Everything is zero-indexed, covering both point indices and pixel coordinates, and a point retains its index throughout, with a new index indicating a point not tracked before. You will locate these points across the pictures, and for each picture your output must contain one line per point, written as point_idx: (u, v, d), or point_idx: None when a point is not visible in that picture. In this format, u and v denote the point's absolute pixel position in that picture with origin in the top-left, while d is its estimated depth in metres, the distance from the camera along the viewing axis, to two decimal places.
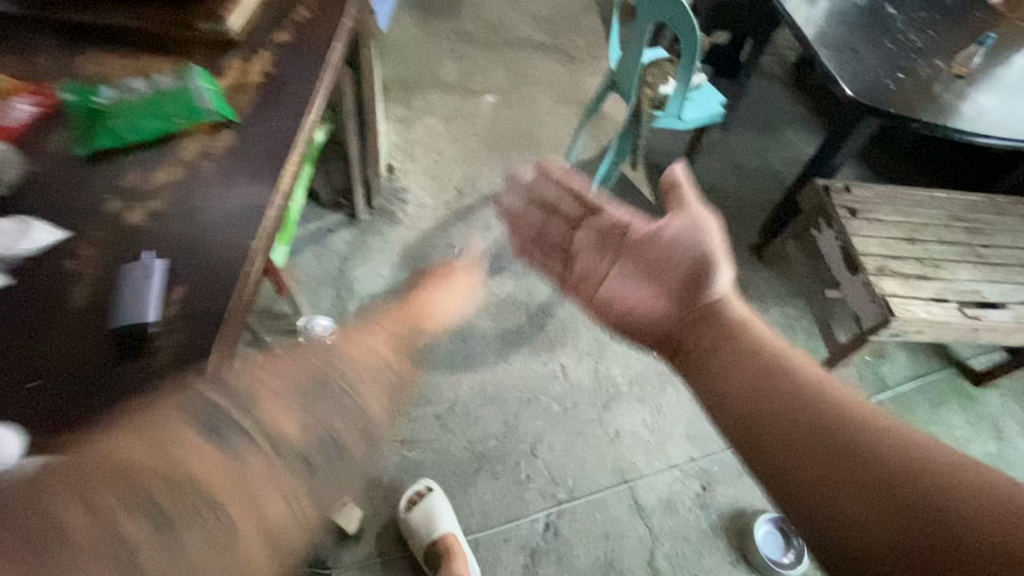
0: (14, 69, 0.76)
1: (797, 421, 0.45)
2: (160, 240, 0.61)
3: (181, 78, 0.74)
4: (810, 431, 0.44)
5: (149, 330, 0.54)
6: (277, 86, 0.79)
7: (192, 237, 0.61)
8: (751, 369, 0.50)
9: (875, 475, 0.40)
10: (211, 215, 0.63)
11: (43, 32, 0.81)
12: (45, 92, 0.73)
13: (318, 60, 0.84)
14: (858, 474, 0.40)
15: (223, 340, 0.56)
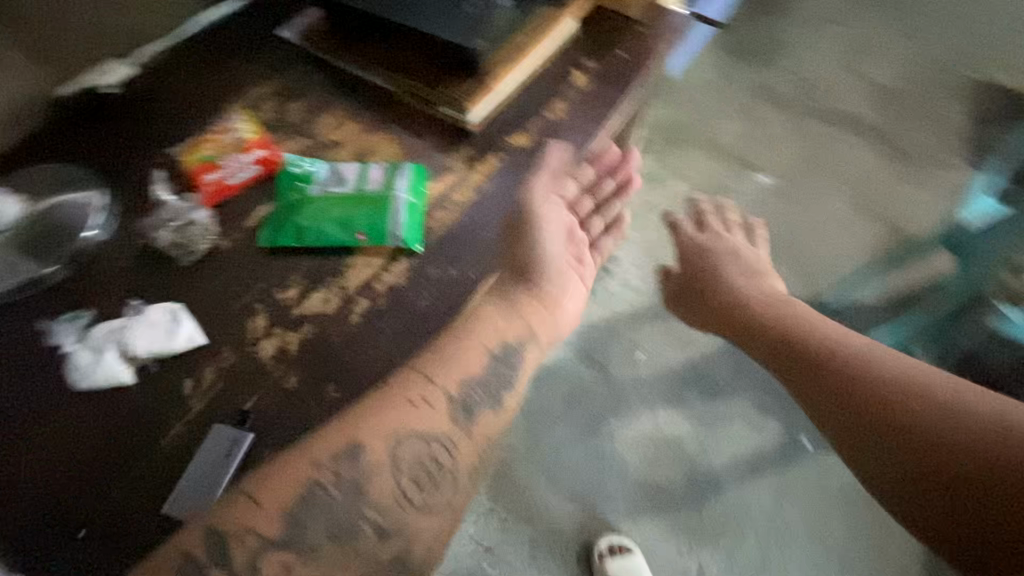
0: (262, 111, 0.74)
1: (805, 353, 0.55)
2: (269, 399, 0.53)
3: (389, 179, 0.64)
4: (804, 354, 0.55)
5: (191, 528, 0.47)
6: (474, 217, 0.64)
7: (291, 409, 0.52)
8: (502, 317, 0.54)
9: (858, 371, 0.49)
10: (321, 383, 0.54)
11: (305, 70, 0.78)
12: (276, 148, 0.68)
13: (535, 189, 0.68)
14: (840, 404, 0.48)
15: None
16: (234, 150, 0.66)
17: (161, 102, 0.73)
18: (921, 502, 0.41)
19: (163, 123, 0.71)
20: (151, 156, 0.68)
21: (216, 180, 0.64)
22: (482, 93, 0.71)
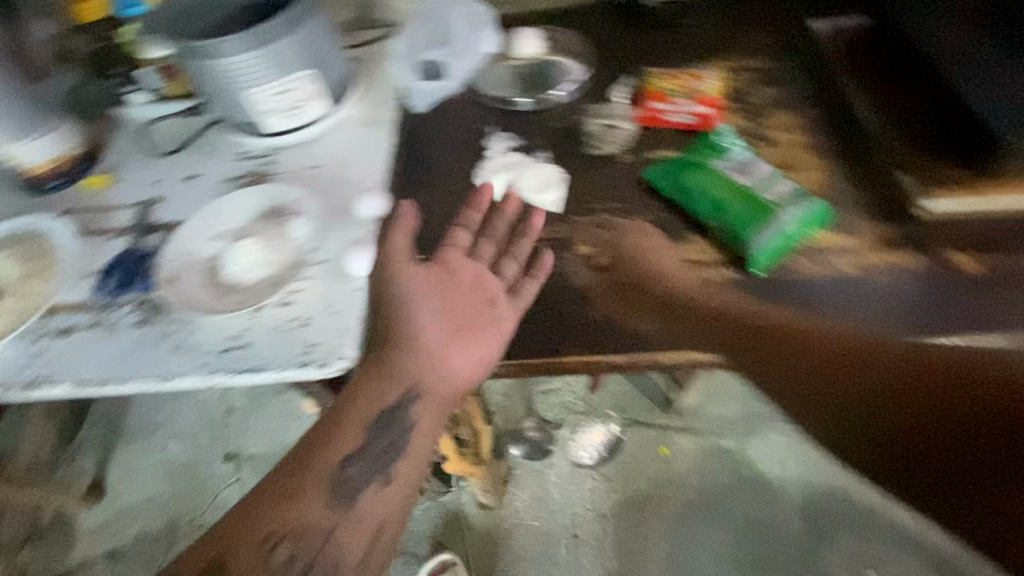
0: (735, 80, 0.77)
1: (705, 334, 0.58)
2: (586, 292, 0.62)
3: (784, 200, 0.63)
4: (745, 338, 0.58)
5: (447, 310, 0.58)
6: (789, 302, 0.59)
7: (563, 296, 0.62)
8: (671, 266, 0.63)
9: (773, 349, 0.57)
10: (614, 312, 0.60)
11: (802, 67, 0.76)
12: (720, 115, 0.73)
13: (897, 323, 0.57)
14: (794, 357, 0.57)
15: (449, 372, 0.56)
16: (690, 98, 0.74)
17: (684, 33, 0.82)
18: (867, 404, 0.56)
19: (660, 47, 0.81)
20: (632, 67, 0.79)
21: (661, 108, 0.72)
22: (958, 192, 0.60)
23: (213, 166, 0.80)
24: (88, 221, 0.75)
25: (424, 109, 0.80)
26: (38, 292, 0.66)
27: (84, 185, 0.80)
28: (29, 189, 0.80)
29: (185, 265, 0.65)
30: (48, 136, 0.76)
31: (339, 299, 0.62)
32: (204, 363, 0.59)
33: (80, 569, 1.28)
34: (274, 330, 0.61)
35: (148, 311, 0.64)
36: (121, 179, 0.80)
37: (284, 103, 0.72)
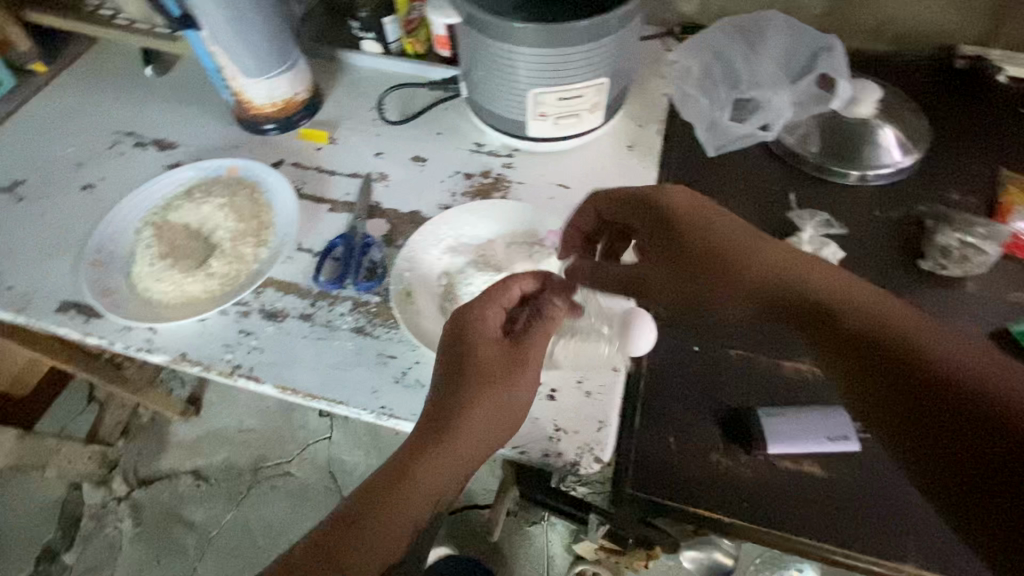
0: None
1: (769, 287, 0.42)
2: None
3: None
4: (796, 300, 0.41)
5: (757, 448, 0.45)
6: None
7: (893, 476, 0.45)
8: (742, 231, 0.45)
9: (882, 322, 0.37)
10: None
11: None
12: None
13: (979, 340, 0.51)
14: (893, 365, 0.35)
15: (759, 533, 0.43)
16: None
17: None
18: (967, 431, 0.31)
19: (1017, 145, 0.64)
20: (982, 162, 0.63)
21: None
22: None
23: (443, 152, 0.69)
24: (304, 183, 0.66)
25: (712, 155, 0.64)
26: (251, 259, 0.59)
27: (301, 137, 0.71)
28: (245, 127, 0.72)
29: (419, 280, 0.56)
30: (283, 76, 0.67)
31: (595, 372, 0.50)
32: None
33: (162, 481, 1.27)
34: None
35: (368, 324, 0.55)
36: (340, 138, 0.71)
37: (556, 108, 0.60)
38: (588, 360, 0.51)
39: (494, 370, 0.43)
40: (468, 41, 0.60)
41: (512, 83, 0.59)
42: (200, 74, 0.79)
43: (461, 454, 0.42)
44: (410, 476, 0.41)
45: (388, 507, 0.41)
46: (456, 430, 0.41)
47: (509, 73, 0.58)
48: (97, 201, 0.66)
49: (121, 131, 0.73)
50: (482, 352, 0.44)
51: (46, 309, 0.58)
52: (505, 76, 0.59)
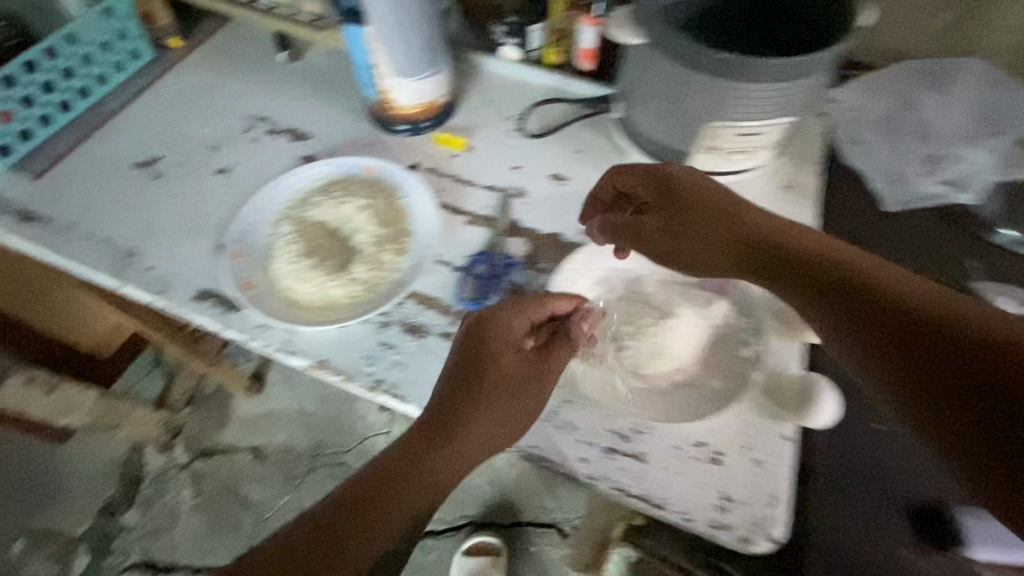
0: None
1: (792, 271, 0.42)
2: None
3: None
4: (832, 277, 0.40)
5: (956, 546, 0.43)
6: None
7: None
8: (776, 219, 0.45)
9: (886, 299, 0.37)
10: None
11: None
12: None
13: None
14: (907, 341, 0.35)
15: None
16: None
17: None
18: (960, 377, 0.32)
19: None
20: None
21: None
22: None
23: (585, 171, 0.66)
24: (440, 191, 0.64)
25: (891, 209, 0.59)
26: (391, 268, 0.57)
27: (436, 142, 0.69)
28: (378, 124, 0.70)
29: None
30: (431, 78, 0.65)
31: (763, 437, 0.47)
32: (584, 460, 0.46)
33: (223, 454, 1.28)
34: (667, 441, 0.47)
35: None
36: (476, 146, 0.68)
37: (728, 143, 0.56)
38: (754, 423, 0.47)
39: (513, 382, 0.45)
40: (643, 61, 0.56)
41: (685, 113, 0.55)
42: (332, 63, 0.77)
43: (460, 456, 0.44)
44: (403, 473, 0.44)
45: (363, 516, 0.44)
46: (465, 426, 0.44)
47: (686, 104, 0.54)
48: (231, 187, 0.65)
49: (254, 116, 0.72)
50: (503, 352, 0.45)
51: (183, 296, 0.57)
52: (679, 106, 0.55)
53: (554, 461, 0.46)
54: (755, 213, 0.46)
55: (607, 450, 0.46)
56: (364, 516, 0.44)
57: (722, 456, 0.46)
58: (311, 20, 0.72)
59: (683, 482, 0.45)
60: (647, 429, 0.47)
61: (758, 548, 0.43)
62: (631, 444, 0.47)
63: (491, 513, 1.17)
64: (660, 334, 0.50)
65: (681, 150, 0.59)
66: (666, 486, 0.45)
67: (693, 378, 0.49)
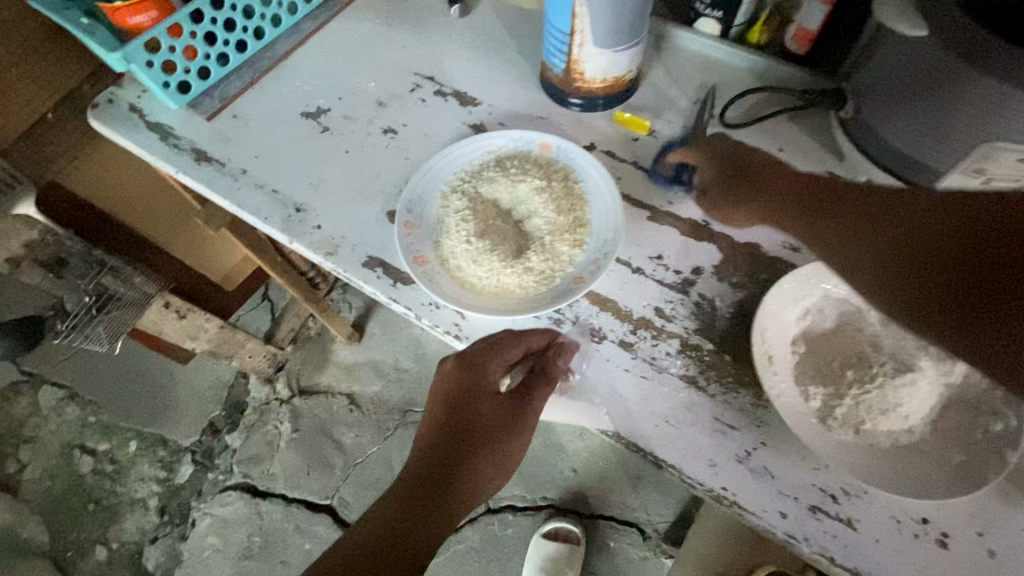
0: None
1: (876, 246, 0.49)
2: None
3: None
4: (901, 248, 0.48)
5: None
6: None
7: None
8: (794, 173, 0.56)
9: (939, 227, 0.47)
10: None
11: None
12: None
13: None
14: (952, 258, 0.45)
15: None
16: None
17: None
18: (987, 282, 0.43)
19: None
20: None
21: None
22: None
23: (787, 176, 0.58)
24: (619, 179, 0.59)
25: None
26: (568, 260, 0.53)
27: (616, 121, 0.62)
28: (552, 96, 0.64)
29: (776, 341, 0.46)
30: (627, 53, 0.58)
31: (1006, 530, 0.40)
32: (783, 514, 0.41)
33: (320, 395, 1.34)
34: (883, 510, 0.41)
35: (703, 378, 0.47)
36: (660, 132, 0.61)
37: (1010, 171, 0.45)
38: (995, 511, 0.40)
39: (493, 428, 0.50)
40: (909, 55, 0.46)
41: (964, 130, 0.44)
42: (503, 22, 0.72)
43: (472, 487, 0.51)
44: (443, 471, 0.51)
45: (416, 531, 0.51)
46: (483, 442, 0.50)
47: (973, 119, 0.43)
48: (399, 149, 0.63)
49: (422, 74, 0.69)
50: (479, 394, 0.50)
51: (351, 262, 0.55)
52: (958, 119, 0.44)
53: (747, 508, 0.42)
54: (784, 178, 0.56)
55: (811, 508, 0.41)
56: (416, 514, 0.51)
57: (951, 541, 0.40)
58: None
59: (899, 561, 0.40)
60: (860, 493, 0.42)
61: None
62: (840, 507, 0.41)
63: (574, 500, 1.16)
64: (889, 389, 0.43)
65: (934, 171, 0.48)
66: (879, 561, 0.40)
67: (925, 445, 0.42)
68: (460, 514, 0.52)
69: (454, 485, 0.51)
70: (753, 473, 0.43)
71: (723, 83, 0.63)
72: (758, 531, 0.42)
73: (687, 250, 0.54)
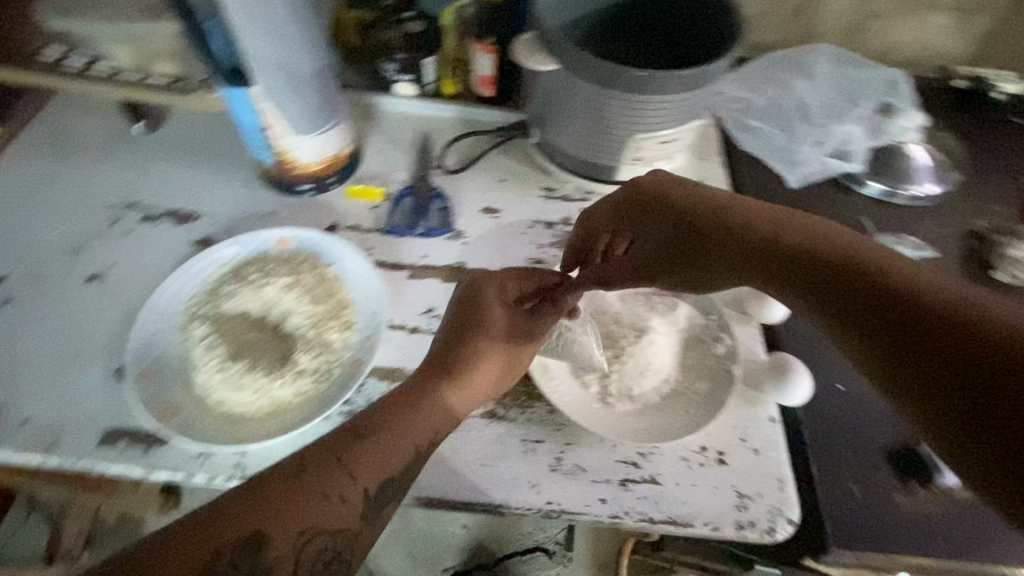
0: None
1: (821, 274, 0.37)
2: None
3: None
4: (815, 268, 0.38)
5: (934, 483, 0.47)
6: None
7: None
8: (712, 194, 0.45)
9: (912, 311, 0.32)
10: None
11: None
12: None
13: None
14: (898, 319, 0.33)
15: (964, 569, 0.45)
16: None
17: None
18: (981, 383, 0.28)
19: None
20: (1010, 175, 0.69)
21: None
22: None
23: (516, 200, 0.64)
24: (369, 249, 0.59)
25: (794, 187, 0.63)
26: (341, 346, 0.51)
27: (350, 195, 0.63)
28: (277, 189, 0.63)
29: (545, 349, 0.51)
30: (333, 130, 0.59)
31: (757, 425, 0.48)
32: (603, 500, 0.45)
33: None
34: (672, 454, 0.47)
35: (501, 409, 0.49)
36: (395, 193, 0.63)
37: (652, 149, 0.58)
38: (745, 414, 0.49)
39: (462, 363, 0.43)
40: (558, 85, 0.55)
41: (605, 129, 0.56)
42: (202, 128, 0.68)
43: (383, 468, 0.38)
44: (393, 427, 0.39)
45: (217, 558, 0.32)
46: (468, 371, 0.43)
47: (606, 120, 0.55)
48: (115, 296, 0.55)
49: (121, 205, 0.61)
50: (489, 307, 0.45)
51: (81, 448, 0.46)
52: (597, 121, 0.55)
53: (575, 509, 0.44)
54: (675, 186, 0.47)
55: (622, 482, 0.46)
56: (299, 485, 0.36)
57: (726, 454, 0.47)
58: (167, 83, 0.62)
59: (698, 491, 0.45)
60: (653, 448, 0.47)
61: (783, 531, 0.44)
62: (644, 469, 0.46)
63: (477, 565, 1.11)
64: (637, 353, 0.50)
65: (605, 165, 0.60)
66: (686, 499, 0.45)
67: (679, 387, 0.49)
68: (314, 531, 0.35)
69: (320, 501, 0.36)
70: (569, 475, 0.46)
71: (436, 136, 0.69)
72: (591, 525, 0.45)
73: (454, 293, 0.56)
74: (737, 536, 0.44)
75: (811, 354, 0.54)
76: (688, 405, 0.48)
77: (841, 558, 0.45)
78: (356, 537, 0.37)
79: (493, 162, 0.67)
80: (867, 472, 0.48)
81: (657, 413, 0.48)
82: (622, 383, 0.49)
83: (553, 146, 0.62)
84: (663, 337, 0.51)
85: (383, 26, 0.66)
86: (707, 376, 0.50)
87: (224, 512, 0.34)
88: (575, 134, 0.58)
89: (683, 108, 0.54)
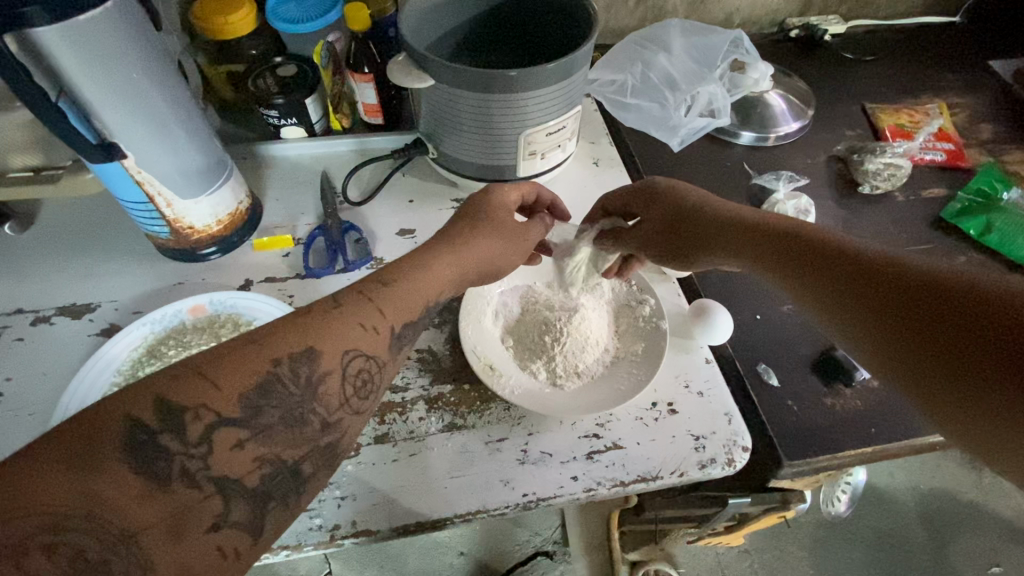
0: (953, 116, 0.78)
1: (753, 244, 0.45)
2: None
3: None
4: (769, 232, 0.44)
5: (854, 381, 0.52)
6: None
7: None
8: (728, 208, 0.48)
9: (852, 261, 0.37)
10: None
11: (998, 100, 0.81)
12: (964, 151, 0.73)
13: (931, 235, 0.64)
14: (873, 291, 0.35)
15: (896, 449, 0.50)
16: (929, 135, 0.73)
17: (882, 69, 0.84)
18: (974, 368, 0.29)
19: (867, 84, 0.81)
20: (854, 103, 0.78)
21: (917, 147, 0.71)
22: None
23: (428, 216, 0.65)
24: (291, 296, 0.58)
25: (677, 148, 0.71)
26: None
27: (259, 248, 0.61)
28: (180, 258, 0.60)
29: (485, 352, 0.52)
30: (225, 187, 0.58)
31: (695, 370, 0.52)
32: (575, 477, 0.46)
33: None
34: (626, 415, 0.49)
35: (459, 418, 0.49)
36: (304, 237, 0.63)
37: (546, 143, 0.61)
38: (682, 362, 0.52)
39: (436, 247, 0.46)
40: (441, 98, 0.57)
41: (493, 133, 0.58)
42: (80, 213, 0.64)
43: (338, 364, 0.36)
44: (320, 325, 0.36)
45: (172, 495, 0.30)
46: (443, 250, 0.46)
47: (491, 124, 0.57)
48: (14, 411, 0.50)
49: (4, 313, 0.56)
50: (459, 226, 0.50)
51: None
52: (484, 127, 0.58)
53: (552, 492, 0.45)
54: (709, 208, 0.49)
55: (589, 456, 0.47)
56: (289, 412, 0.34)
57: (676, 404, 0.50)
58: (28, 175, 0.58)
59: (659, 445, 0.48)
60: (610, 416, 0.49)
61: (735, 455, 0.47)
62: (604, 439, 0.48)
63: None
64: (573, 331, 0.52)
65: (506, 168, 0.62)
66: (651, 457, 0.47)
67: (621, 358, 0.52)
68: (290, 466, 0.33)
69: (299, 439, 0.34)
70: (538, 464, 0.47)
71: (336, 171, 0.69)
72: (569, 504, 0.46)
73: None
74: (703, 473, 0.46)
75: (726, 294, 0.59)
76: (634, 368, 0.51)
77: (795, 468, 0.48)
78: (312, 458, 0.34)
79: (399, 185, 0.68)
80: (799, 386, 0.53)
81: (603, 381, 0.51)
82: (558, 366, 0.51)
83: (447, 159, 0.64)
84: (589, 312, 0.54)
85: (256, 75, 0.66)
86: (641, 339, 0.53)
87: (217, 367, 0.32)
88: (471, 145, 0.60)
89: (563, 99, 0.57)
